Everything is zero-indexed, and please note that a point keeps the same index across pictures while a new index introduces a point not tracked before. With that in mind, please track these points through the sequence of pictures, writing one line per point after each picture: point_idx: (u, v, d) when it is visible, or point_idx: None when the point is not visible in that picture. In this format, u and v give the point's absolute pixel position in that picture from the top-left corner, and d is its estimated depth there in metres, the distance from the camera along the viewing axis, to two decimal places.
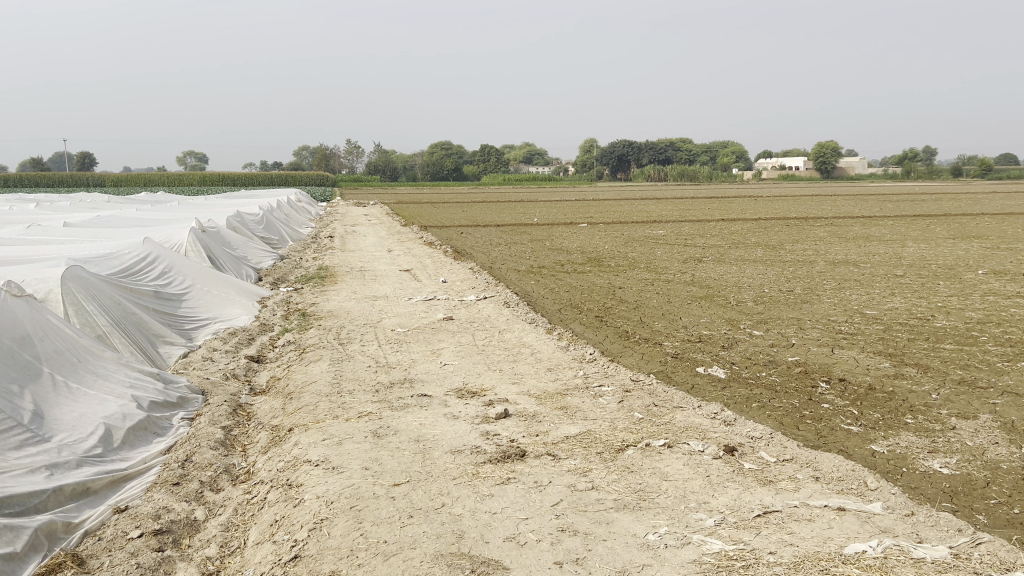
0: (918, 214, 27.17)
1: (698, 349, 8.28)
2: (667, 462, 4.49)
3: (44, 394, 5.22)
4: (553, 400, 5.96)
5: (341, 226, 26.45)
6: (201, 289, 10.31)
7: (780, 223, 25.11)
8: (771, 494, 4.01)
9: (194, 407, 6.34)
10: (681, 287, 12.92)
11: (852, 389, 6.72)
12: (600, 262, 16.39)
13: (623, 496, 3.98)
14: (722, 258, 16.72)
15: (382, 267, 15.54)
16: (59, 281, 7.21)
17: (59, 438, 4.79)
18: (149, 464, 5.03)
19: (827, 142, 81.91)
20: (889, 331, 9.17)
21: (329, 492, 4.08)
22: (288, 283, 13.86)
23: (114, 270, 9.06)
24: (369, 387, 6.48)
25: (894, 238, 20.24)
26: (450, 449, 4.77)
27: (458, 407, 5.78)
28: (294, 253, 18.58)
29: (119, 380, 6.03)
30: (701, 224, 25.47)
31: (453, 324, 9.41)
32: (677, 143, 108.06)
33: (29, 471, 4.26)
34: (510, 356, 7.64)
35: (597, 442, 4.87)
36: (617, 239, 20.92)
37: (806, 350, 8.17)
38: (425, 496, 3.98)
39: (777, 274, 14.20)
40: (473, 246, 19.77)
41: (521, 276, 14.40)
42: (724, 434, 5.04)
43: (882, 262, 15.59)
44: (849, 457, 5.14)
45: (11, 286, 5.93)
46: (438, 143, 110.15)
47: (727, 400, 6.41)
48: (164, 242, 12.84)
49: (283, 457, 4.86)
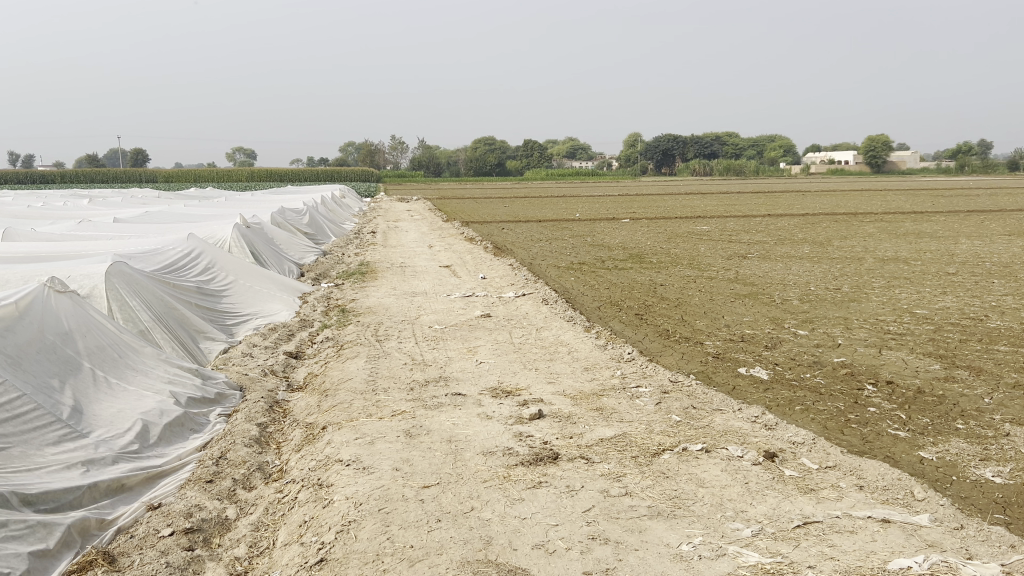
0: (972, 210, 26.39)
1: (740, 350, 8.09)
2: (704, 468, 4.37)
3: (84, 389, 5.27)
4: (588, 401, 5.86)
5: (384, 222, 26.61)
6: (242, 285, 10.40)
7: (828, 219, 24.62)
8: (812, 504, 3.87)
9: (232, 403, 6.37)
10: (724, 284, 12.69)
11: (900, 393, 6.49)
12: (642, 258, 16.19)
13: (657, 503, 3.87)
14: (768, 255, 16.41)
15: (422, 264, 15.56)
16: (103, 276, 7.31)
17: (96, 434, 4.83)
18: (184, 462, 5.05)
19: (879, 136, 80.13)
20: (940, 331, 8.88)
21: (359, 494, 4.04)
22: (329, 278, 13.95)
23: (158, 265, 9.17)
24: (404, 385, 6.45)
25: (947, 234, 19.67)
26: (482, 450, 4.70)
27: (493, 407, 5.71)
28: (337, 248, 18.69)
29: (158, 377, 6.08)
30: (746, 220, 25.04)
31: (490, 322, 9.36)
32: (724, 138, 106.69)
33: (65, 467, 4.30)
34: (546, 354, 7.56)
35: (633, 445, 4.77)
36: (660, 235, 20.66)
37: (853, 351, 7.94)
38: (454, 500, 3.91)
39: (823, 271, 13.89)
40: (514, 242, 19.69)
41: (561, 272, 14.29)
42: (764, 439, 4.89)
43: (933, 259, 15.15)
44: (895, 463, 4.95)
45: (56, 282, 6.01)
46: (482, 138, 110.27)
47: (769, 403, 6.24)
48: (208, 238, 13.00)
49: (315, 456, 4.84)
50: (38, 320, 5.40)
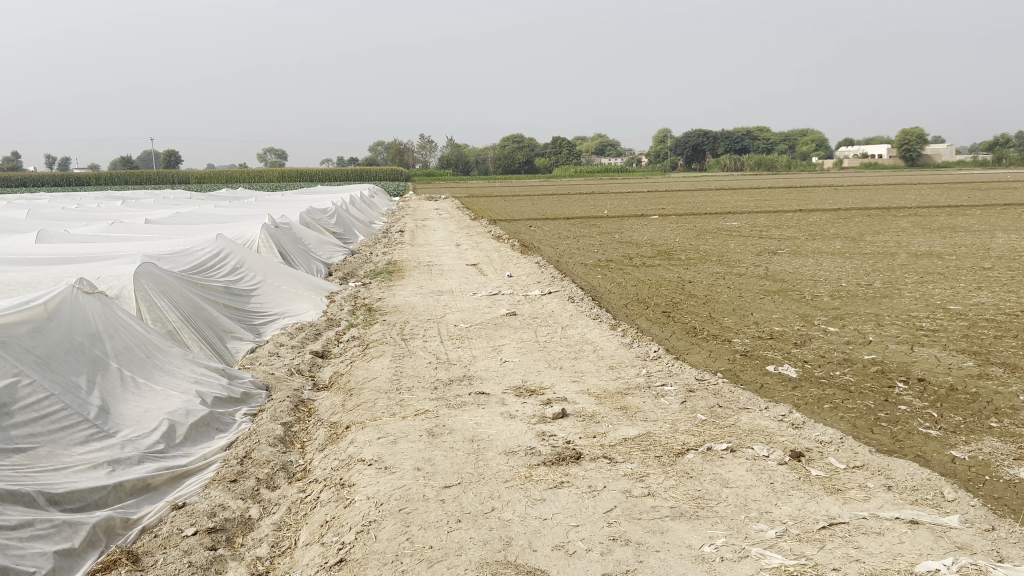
0: (1009, 204, 25.83)
1: (769, 348, 7.99)
2: (728, 467, 4.31)
3: (112, 389, 5.33)
4: (613, 400, 5.81)
5: (412, 220, 26.70)
6: (270, 284, 10.48)
7: (860, 214, 24.25)
8: (838, 504, 3.79)
9: (258, 403, 6.41)
10: (754, 281, 12.54)
11: (932, 391, 6.36)
12: (671, 255, 16.07)
13: (680, 504, 3.82)
14: (799, 250, 16.22)
15: (449, 262, 15.57)
16: (132, 277, 7.41)
17: (123, 433, 4.89)
18: (209, 461, 5.09)
19: (913, 129, 78.84)
20: (974, 327, 8.69)
21: (379, 494, 4.04)
22: (356, 278, 14.01)
23: (186, 266, 9.27)
24: (428, 384, 6.45)
25: (983, 229, 19.27)
26: (505, 450, 4.68)
27: (516, 406, 5.68)
28: (365, 248, 18.77)
29: (185, 377, 6.14)
30: (776, 215, 24.75)
31: (516, 320, 9.33)
32: (754, 132, 105.76)
33: (91, 467, 4.35)
34: (571, 353, 7.51)
35: (656, 445, 4.71)
36: (688, 232, 20.49)
37: (884, 348, 7.80)
38: (475, 500, 3.89)
39: (855, 268, 13.67)
40: (541, 240, 19.63)
41: (588, 270, 14.21)
42: (791, 438, 4.82)
43: (968, 254, 14.85)
44: (925, 463, 4.85)
45: (84, 283, 6.09)
46: (511, 137, 110.36)
47: (798, 401, 6.15)
48: (237, 238, 13.12)
49: (338, 456, 4.85)
50: (67, 321, 5.47)
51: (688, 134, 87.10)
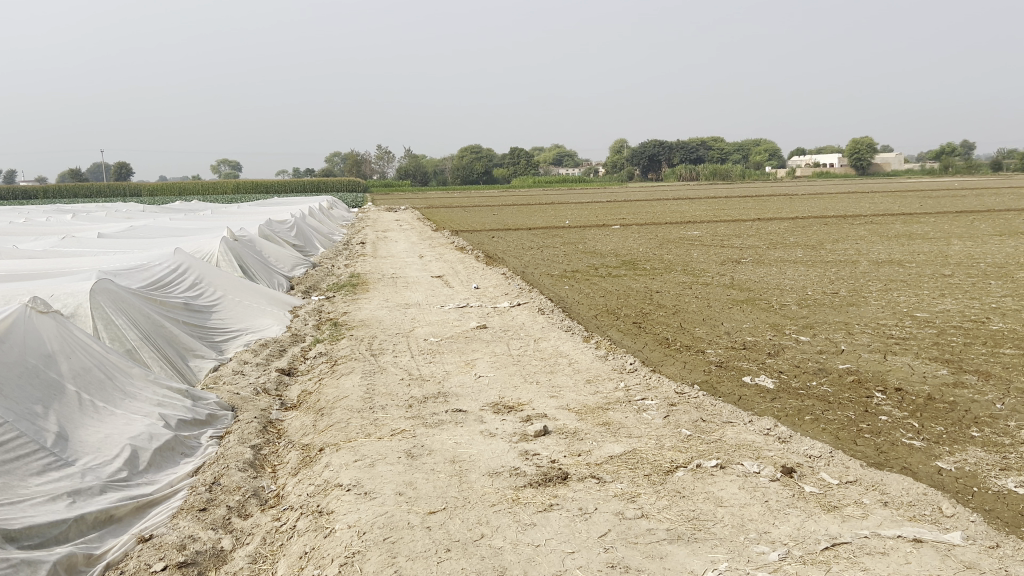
0: (960, 211, 26.43)
1: (743, 358, 7.94)
2: (720, 485, 4.20)
3: (69, 414, 5.05)
4: (594, 415, 5.67)
5: (373, 232, 26.44)
6: (231, 299, 10.17)
7: (818, 222, 24.59)
8: (837, 523, 3.70)
9: (224, 425, 6.16)
10: (720, 290, 12.53)
11: (911, 400, 6.34)
12: (636, 265, 16.05)
13: (676, 525, 3.69)
14: (761, 259, 16.32)
15: (413, 274, 15.34)
16: (88, 294, 7.11)
17: (83, 461, 4.62)
18: (176, 488, 4.84)
19: (863, 139, 80.55)
20: (943, 335, 8.74)
21: (362, 522, 3.83)
22: (320, 291, 13.71)
23: (143, 282, 8.95)
24: (402, 402, 6.25)
25: (938, 235, 19.61)
26: (488, 471, 4.51)
27: (496, 424, 5.51)
28: (325, 260, 18.43)
29: (147, 399, 5.86)
30: (736, 224, 25.00)
31: (487, 333, 9.16)
32: (709, 142, 107.19)
33: (50, 499, 4.09)
34: (546, 367, 7.37)
35: (644, 463, 4.58)
36: (652, 242, 20.53)
37: (857, 357, 7.80)
38: (463, 527, 3.72)
39: (819, 276, 13.76)
40: (505, 250, 19.46)
41: (555, 281, 14.08)
42: (779, 453, 4.73)
43: (927, 261, 15.10)
44: (913, 475, 4.79)
45: (38, 302, 5.79)
46: (469, 148, 110.30)
47: (778, 413, 6.07)
48: (195, 252, 12.75)
49: (313, 480, 4.64)
50: (20, 343, 5.18)
51: (645, 145, 87.89)
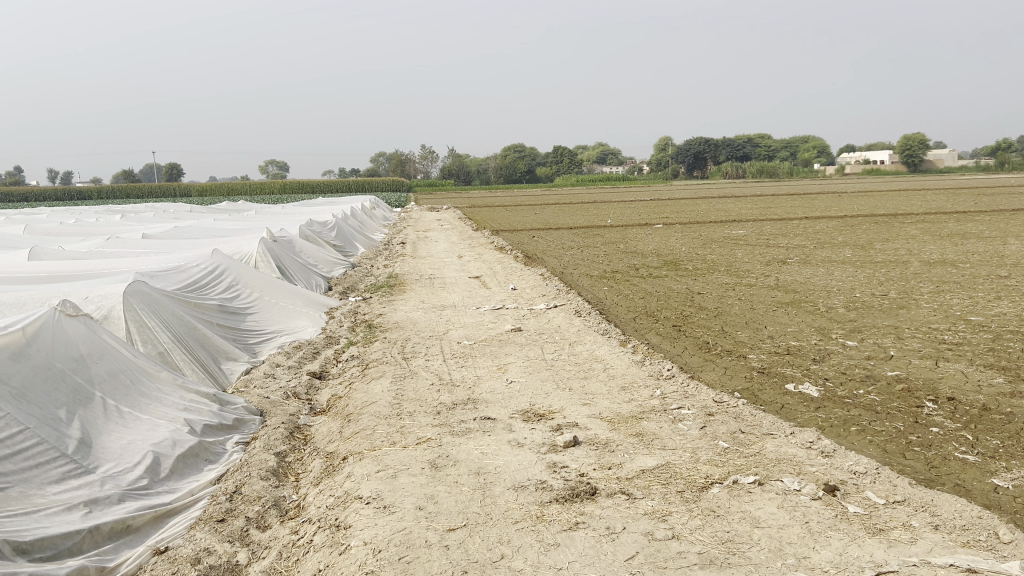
0: (1017, 209, 25.42)
1: (787, 364, 7.64)
2: (757, 504, 3.96)
3: (94, 419, 5.00)
4: (627, 425, 5.46)
5: (414, 232, 26.43)
6: (267, 300, 10.17)
7: (867, 221, 23.92)
8: (883, 548, 3.45)
9: (251, 430, 6.08)
10: (764, 292, 12.17)
11: (964, 411, 6.00)
12: (677, 266, 15.71)
13: (708, 548, 3.49)
14: (808, 259, 15.85)
15: (451, 275, 15.23)
16: (121, 297, 7.11)
17: (104, 468, 4.56)
18: (196, 497, 4.76)
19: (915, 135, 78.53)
20: (999, 340, 8.32)
21: (378, 539, 3.69)
22: (357, 292, 13.66)
23: (180, 284, 8.97)
24: (430, 409, 6.10)
25: (993, 235, 18.91)
26: (513, 485, 4.33)
27: (525, 434, 5.33)
28: (365, 260, 18.44)
29: (174, 404, 5.80)
30: (781, 223, 24.38)
31: (521, 336, 8.98)
32: (756, 140, 105.66)
33: (66, 509, 4.03)
34: (580, 372, 7.16)
35: (678, 478, 4.36)
36: (695, 241, 20.16)
37: (907, 364, 7.44)
38: (482, 546, 3.56)
39: (868, 277, 13.31)
40: (545, 250, 19.24)
41: (594, 282, 13.85)
42: (823, 469, 4.46)
43: (982, 261, 14.51)
44: (967, 493, 4.49)
45: (67, 305, 5.75)
46: (512, 146, 110.33)
47: (822, 423, 5.79)
48: (234, 253, 12.79)
49: (334, 492, 4.51)
50: (47, 346, 5.13)
51: (690, 142, 86.87)
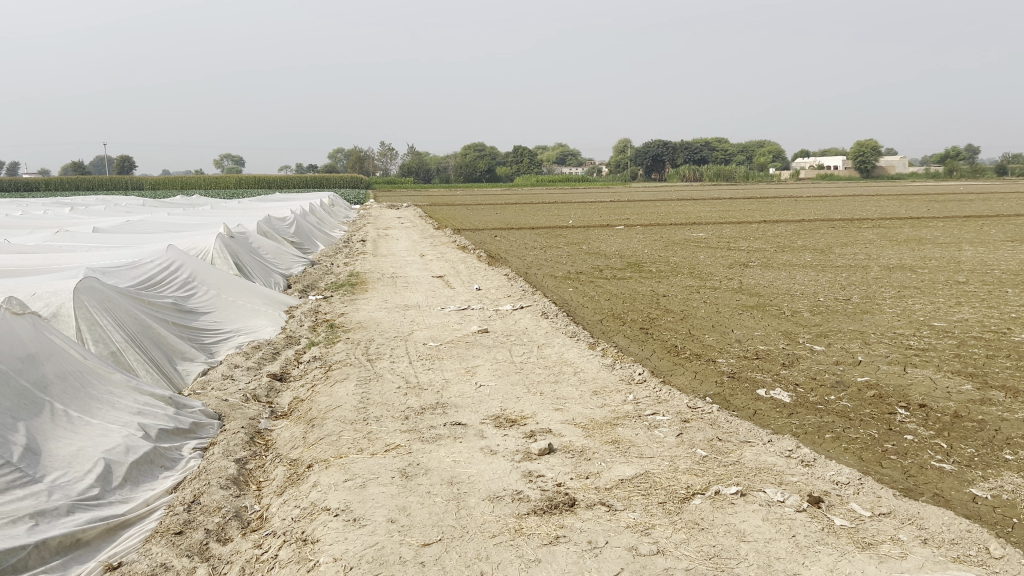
0: (969, 216, 25.96)
1: (757, 368, 7.57)
2: (742, 516, 3.85)
3: (41, 424, 4.70)
4: (602, 431, 5.32)
5: (374, 230, 26.06)
6: (225, 298, 9.85)
7: (826, 225, 24.23)
8: (874, 564, 3.36)
9: (209, 434, 5.81)
10: (729, 295, 12.18)
11: (936, 418, 5.98)
12: (641, 267, 15.69)
13: (695, 565, 3.36)
14: (770, 263, 15.94)
15: (414, 274, 14.99)
16: (71, 292, 6.78)
17: (51, 478, 4.28)
18: (152, 507, 4.51)
19: (869, 141, 80.08)
20: (964, 346, 8.37)
21: (349, 554, 3.49)
22: (317, 290, 13.34)
23: (134, 281, 8.64)
24: (398, 413, 5.89)
25: (948, 240, 19.24)
26: (488, 495, 4.16)
27: (497, 440, 5.16)
28: (325, 258, 18.10)
29: (128, 407, 5.52)
30: (741, 227, 24.54)
31: (488, 338, 8.81)
32: (714, 144, 106.97)
33: (9, 522, 3.75)
34: (551, 376, 7.01)
35: (658, 489, 4.23)
36: (657, 243, 20.20)
37: (876, 370, 7.42)
38: (459, 562, 3.39)
39: (829, 281, 13.39)
40: (509, 250, 19.09)
41: (558, 283, 13.73)
42: (804, 479, 4.38)
43: (940, 267, 14.73)
44: (946, 503, 4.43)
45: (13, 301, 5.41)
46: (472, 146, 110.09)
47: (797, 430, 5.72)
48: (190, 249, 12.40)
49: (299, 502, 4.29)
50: None
51: (650, 145, 87.51)
